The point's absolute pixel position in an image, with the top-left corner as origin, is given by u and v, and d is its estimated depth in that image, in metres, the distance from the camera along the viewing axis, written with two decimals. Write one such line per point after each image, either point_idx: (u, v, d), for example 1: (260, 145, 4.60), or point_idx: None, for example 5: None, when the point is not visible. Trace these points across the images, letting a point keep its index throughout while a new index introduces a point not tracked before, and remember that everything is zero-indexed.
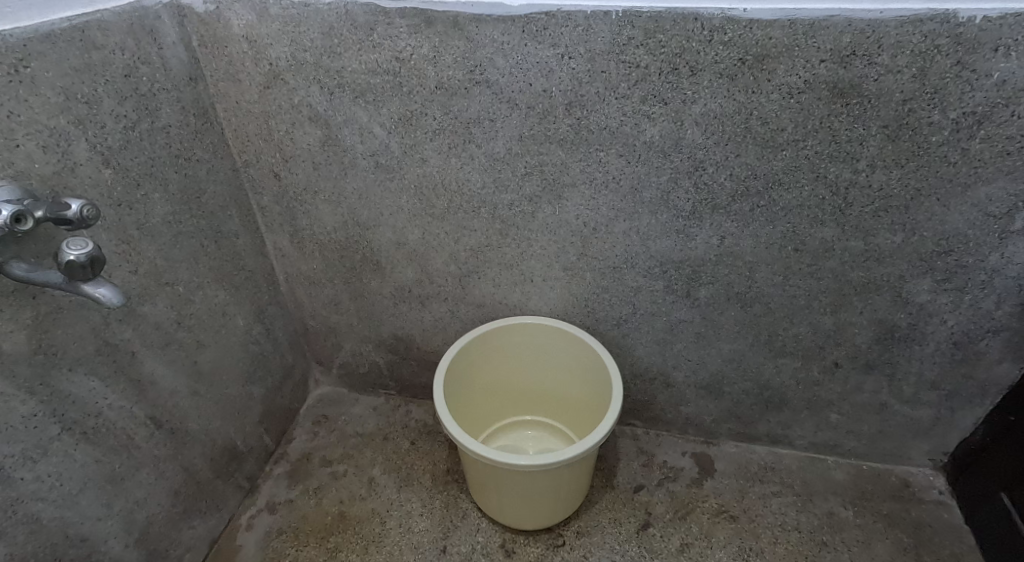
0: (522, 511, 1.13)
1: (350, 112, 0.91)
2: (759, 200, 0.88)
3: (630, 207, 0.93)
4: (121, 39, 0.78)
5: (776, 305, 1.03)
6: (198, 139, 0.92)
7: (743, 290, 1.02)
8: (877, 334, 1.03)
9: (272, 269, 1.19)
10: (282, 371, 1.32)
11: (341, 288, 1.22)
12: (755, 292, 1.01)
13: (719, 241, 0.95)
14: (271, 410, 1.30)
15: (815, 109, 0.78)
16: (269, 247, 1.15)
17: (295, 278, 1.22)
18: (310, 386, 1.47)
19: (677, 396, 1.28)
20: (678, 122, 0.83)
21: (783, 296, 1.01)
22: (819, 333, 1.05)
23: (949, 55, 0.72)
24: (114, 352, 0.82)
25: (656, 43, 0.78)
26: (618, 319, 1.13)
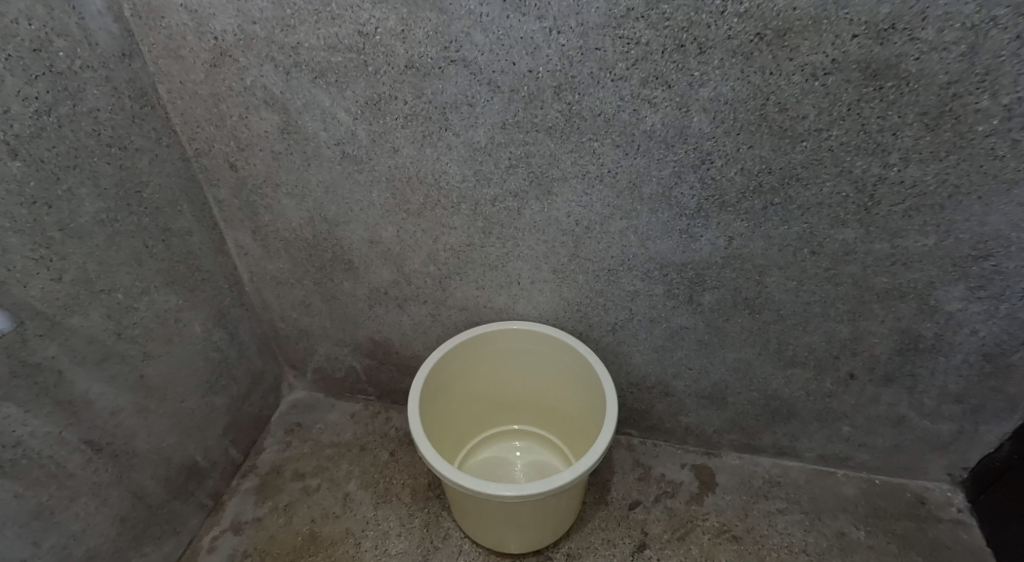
0: (508, 535, 1.04)
1: (310, 94, 0.81)
2: (773, 197, 0.78)
3: (627, 204, 0.83)
4: (28, 7, 0.67)
5: (787, 313, 0.93)
6: (136, 126, 0.82)
7: (751, 295, 0.92)
8: (899, 345, 0.93)
9: (234, 268, 1.09)
10: (250, 378, 1.22)
11: (311, 289, 1.12)
12: (765, 298, 0.92)
13: (727, 242, 0.85)
14: (237, 420, 1.20)
15: (843, 94, 0.68)
16: (230, 244, 1.05)
17: (261, 278, 1.11)
18: (283, 391, 1.37)
19: (676, 405, 1.18)
20: (683, 108, 0.72)
21: (796, 303, 0.91)
22: (834, 343, 0.96)
23: (1007, 30, 0.61)
24: (34, 372, 0.73)
25: (659, 15, 0.67)
26: (614, 325, 1.03)
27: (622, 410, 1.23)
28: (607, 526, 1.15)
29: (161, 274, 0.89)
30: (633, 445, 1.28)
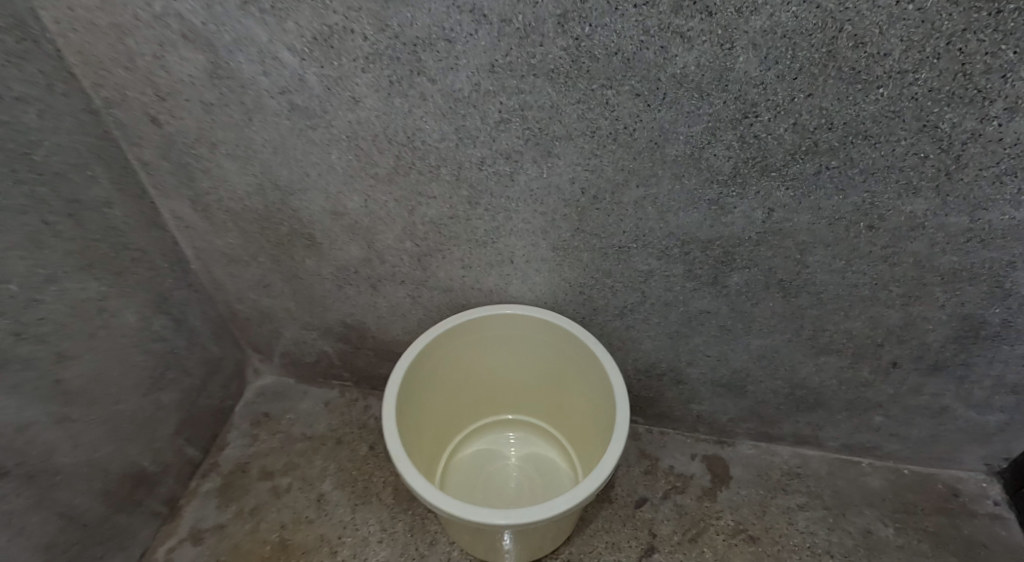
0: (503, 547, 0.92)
1: (241, 27, 0.63)
2: (829, 160, 0.62)
3: (646, 169, 0.68)
4: None
5: (829, 297, 0.79)
6: (18, 70, 0.64)
7: (788, 277, 0.77)
8: (957, 331, 0.79)
9: (174, 244, 0.92)
10: (205, 366, 1.07)
11: (268, 266, 0.96)
12: (805, 280, 0.77)
13: (766, 215, 0.70)
14: (192, 415, 1.05)
15: (942, 23, 0.51)
16: (167, 216, 0.88)
17: (208, 254, 0.95)
18: (247, 376, 1.22)
19: (688, 393, 1.05)
20: (725, 44, 0.56)
21: (841, 285, 0.76)
22: (878, 329, 0.82)
23: None
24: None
25: None
26: (622, 308, 0.88)
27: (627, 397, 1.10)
28: (610, 528, 1.03)
29: (73, 258, 0.73)
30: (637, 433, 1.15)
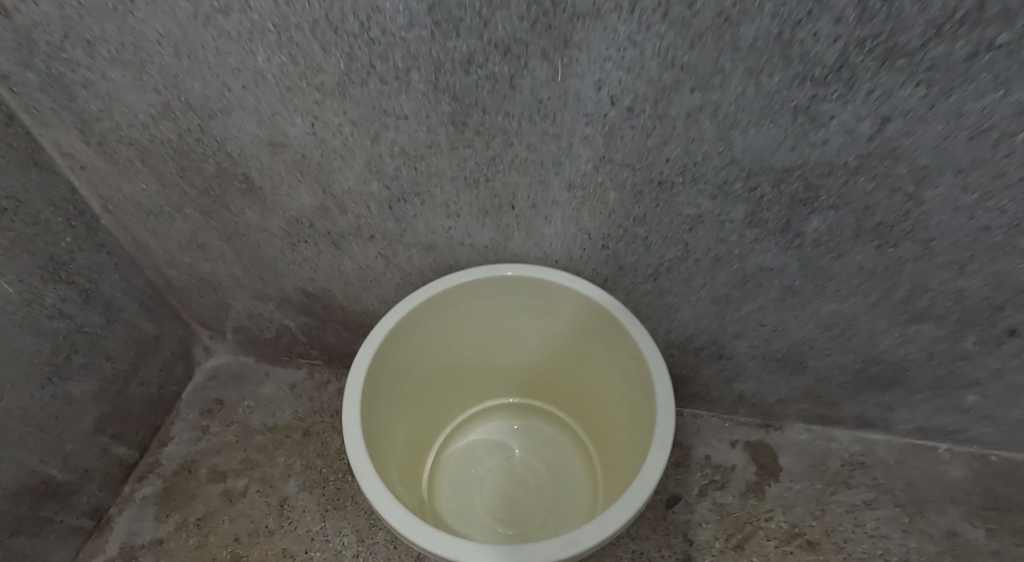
0: None
1: None
2: (998, 33, 0.43)
3: (709, 64, 0.48)
4: None
5: (940, 248, 0.59)
6: None
7: (890, 220, 0.57)
8: None
9: (73, 192, 0.73)
10: (137, 346, 0.87)
11: (199, 219, 0.75)
12: (912, 223, 0.57)
13: (875, 127, 0.50)
14: (122, 406, 0.86)
15: None
16: (56, 154, 0.69)
17: (121, 205, 0.74)
18: (197, 356, 1.02)
19: (730, 370, 0.84)
20: None
21: (962, 230, 0.56)
22: (998, 288, 0.62)
23: None
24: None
25: None
26: (655, 267, 0.69)
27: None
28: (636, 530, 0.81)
29: None
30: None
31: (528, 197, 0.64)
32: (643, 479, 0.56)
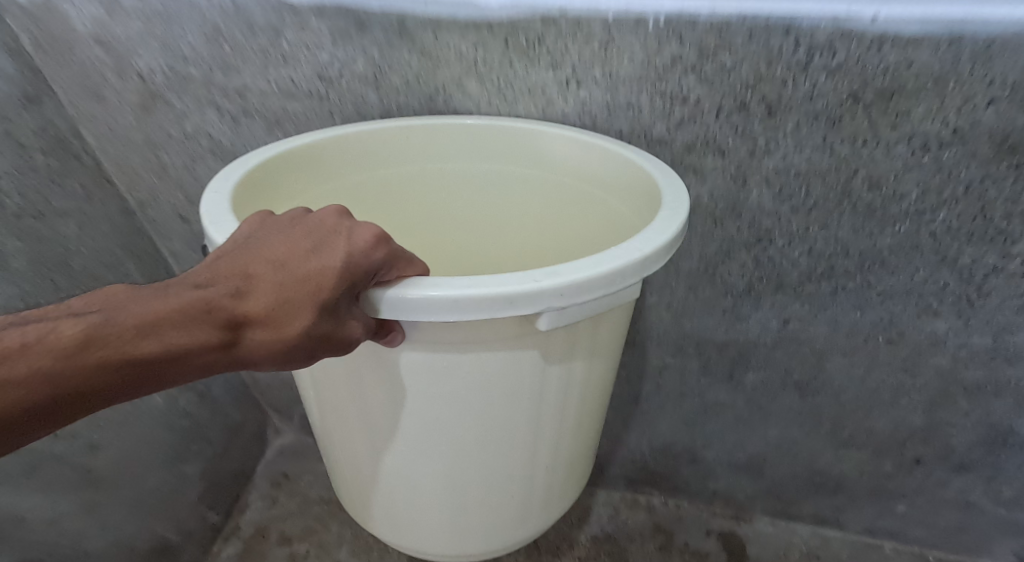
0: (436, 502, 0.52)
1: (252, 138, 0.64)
2: (845, 282, 0.61)
3: (659, 278, 0.67)
4: None
5: (848, 399, 0.76)
6: (58, 185, 0.66)
7: (805, 377, 0.75)
8: (982, 438, 0.77)
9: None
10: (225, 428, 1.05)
11: None
12: (822, 380, 0.75)
13: (782, 324, 0.69)
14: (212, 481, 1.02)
15: (962, 172, 0.49)
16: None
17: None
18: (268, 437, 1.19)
19: (702, 471, 0.97)
20: (739, 180, 0.54)
21: (859, 390, 0.74)
22: (902, 430, 0.79)
23: None
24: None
25: (716, 67, 0.48)
26: (634, 397, 0.84)
27: (638, 471, 0.99)
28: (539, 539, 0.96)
29: None
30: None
31: None
32: (622, 255, 0.40)
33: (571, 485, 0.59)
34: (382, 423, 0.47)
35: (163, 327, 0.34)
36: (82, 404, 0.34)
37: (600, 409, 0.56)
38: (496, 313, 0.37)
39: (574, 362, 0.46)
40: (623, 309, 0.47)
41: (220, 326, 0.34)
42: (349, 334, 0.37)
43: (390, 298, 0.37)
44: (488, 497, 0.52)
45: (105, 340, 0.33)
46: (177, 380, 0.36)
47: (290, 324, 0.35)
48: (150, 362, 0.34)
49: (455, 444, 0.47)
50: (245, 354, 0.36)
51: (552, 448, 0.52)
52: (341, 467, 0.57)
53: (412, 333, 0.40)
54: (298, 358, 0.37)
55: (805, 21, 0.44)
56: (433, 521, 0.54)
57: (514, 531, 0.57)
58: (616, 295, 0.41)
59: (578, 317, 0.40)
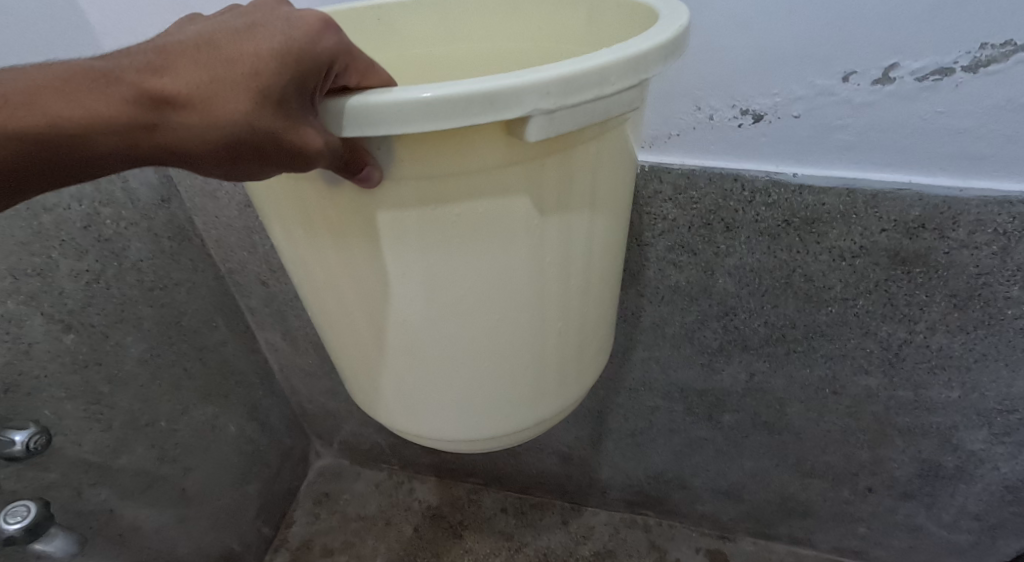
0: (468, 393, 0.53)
1: None
2: (796, 346, 0.75)
3: (648, 338, 0.80)
4: (77, 190, 0.70)
5: (807, 436, 0.88)
6: (175, 262, 0.85)
7: (772, 419, 0.87)
8: (920, 469, 0.87)
9: (264, 361, 1.06)
10: (279, 456, 1.15)
11: (318, 385, 1.09)
12: (785, 422, 0.87)
13: (748, 376, 0.81)
14: (267, 504, 1.12)
15: (870, 273, 0.65)
16: (262, 340, 1.03)
17: (290, 368, 1.06)
18: (309, 458, 1.26)
19: (691, 496, 1.07)
20: (708, 271, 0.71)
21: (816, 429, 0.86)
22: (854, 463, 0.91)
23: None
24: (88, 520, 0.77)
25: (688, 199, 0.65)
26: (632, 432, 0.96)
27: (636, 493, 1.09)
28: (547, 553, 1.09)
29: (198, 390, 0.91)
30: (557, 510, 1.16)
31: None
32: (601, 55, 0.38)
33: (575, 377, 0.58)
34: (377, 290, 0.46)
35: (79, 113, 0.35)
36: (39, 170, 0.37)
37: (605, 279, 0.54)
38: (476, 119, 0.35)
39: (571, 214, 0.45)
40: (617, 140, 0.45)
41: (140, 104, 0.34)
42: (300, 140, 0.36)
43: (362, 105, 0.35)
44: (496, 370, 0.51)
45: (39, 126, 0.35)
46: (103, 156, 0.36)
47: (214, 107, 0.34)
48: (80, 143, 0.36)
49: (453, 305, 0.46)
50: (174, 143, 0.35)
51: (561, 308, 0.50)
52: (351, 364, 0.57)
53: (393, 170, 0.39)
54: (243, 155, 0.36)
55: (748, 174, 0.62)
56: (438, 402, 0.53)
57: (532, 409, 0.55)
58: (610, 100, 0.39)
59: (567, 128, 0.38)
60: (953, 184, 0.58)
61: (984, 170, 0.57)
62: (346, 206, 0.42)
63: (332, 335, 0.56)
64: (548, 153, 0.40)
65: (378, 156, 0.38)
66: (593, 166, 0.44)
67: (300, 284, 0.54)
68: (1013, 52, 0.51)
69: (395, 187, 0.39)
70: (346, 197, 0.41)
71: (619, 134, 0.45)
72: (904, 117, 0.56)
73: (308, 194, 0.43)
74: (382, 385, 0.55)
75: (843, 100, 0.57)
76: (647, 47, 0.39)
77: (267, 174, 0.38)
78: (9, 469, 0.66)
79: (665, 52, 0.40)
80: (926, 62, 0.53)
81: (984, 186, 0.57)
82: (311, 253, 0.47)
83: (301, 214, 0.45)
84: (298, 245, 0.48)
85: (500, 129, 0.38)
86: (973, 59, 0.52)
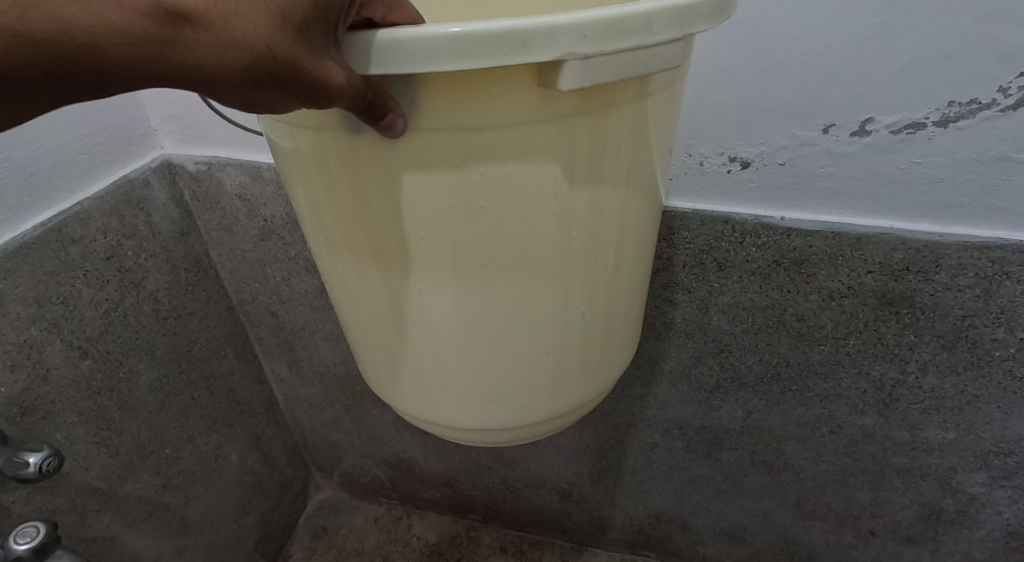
0: (483, 383, 0.50)
1: None
2: (791, 384, 0.76)
3: (646, 374, 0.82)
4: (103, 223, 0.75)
5: (807, 477, 0.86)
6: (190, 292, 0.88)
7: (770, 458, 0.85)
8: (922, 513, 0.83)
9: (269, 391, 1.08)
10: (279, 488, 1.15)
11: (320, 416, 1.10)
12: (784, 461, 0.85)
13: (746, 415, 0.81)
14: (265, 536, 1.12)
15: (859, 313, 0.67)
16: (267, 370, 1.05)
17: (294, 399, 1.08)
18: (309, 491, 1.26)
19: (691, 537, 1.03)
20: (703, 309, 0.73)
21: (815, 470, 0.84)
22: (855, 506, 0.86)
23: (1021, 282, 0.60)
24: (89, 547, 0.78)
25: (681, 239, 0.69)
26: (632, 469, 0.95)
27: (636, 534, 1.07)
28: None
29: (204, 418, 0.93)
30: (556, 549, 1.14)
31: None
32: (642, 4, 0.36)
33: (596, 373, 0.55)
34: (398, 254, 0.44)
35: (82, 19, 0.29)
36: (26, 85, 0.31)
37: (634, 267, 0.51)
38: (508, 60, 0.33)
39: (602, 188, 0.42)
40: (656, 108, 0.42)
41: (150, 14, 0.29)
42: (321, 73, 0.32)
43: (388, 38, 0.33)
44: (516, 352, 0.48)
45: (30, 25, 0.29)
46: (108, 80, 0.31)
47: (232, 25, 0.30)
48: (77, 55, 0.30)
49: (475, 279, 0.43)
50: (181, 62, 0.30)
51: (587, 290, 0.48)
52: (366, 340, 0.54)
53: (422, 119, 0.37)
54: (260, 83, 0.32)
55: (737, 217, 0.65)
56: (455, 383, 0.50)
57: (547, 403, 0.53)
58: (649, 53, 0.37)
59: (602, 79, 0.36)
60: (933, 229, 0.61)
61: (962, 217, 0.60)
62: (367, 158, 0.40)
63: (348, 308, 0.53)
64: (582, 113, 0.38)
65: (402, 103, 0.37)
66: (630, 136, 0.41)
67: (318, 251, 0.51)
68: (979, 110, 0.55)
69: (423, 135, 0.37)
70: (368, 146, 0.39)
71: (659, 104, 0.42)
72: (883, 167, 0.60)
73: (331, 145, 0.40)
74: (398, 362, 0.52)
75: (825, 150, 0.60)
76: (687, 1, 0.37)
77: (282, 109, 0.34)
78: (20, 493, 0.68)
79: (704, 12, 0.39)
80: (899, 117, 0.57)
81: (962, 232, 0.60)
82: (330, 212, 0.45)
83: (322, 170, 0.42)
84: (317, 204, 0.46)
85: (530, 75, 0.36)
86: (943, 115, 0.56)
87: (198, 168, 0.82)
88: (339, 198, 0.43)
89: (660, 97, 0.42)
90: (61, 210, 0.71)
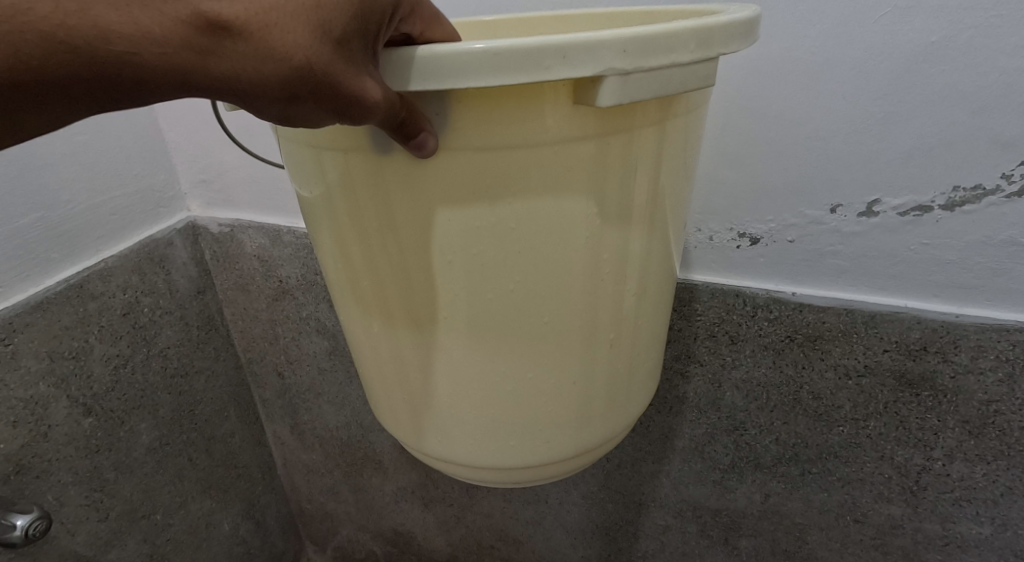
0: (509, 415, 0.49)
1: None
2: (810, 466, 0.72)
3: (656, 451, 0.79)
4: (124, 279, 0.77)
5: None
6: (199, 350, 0.89)
7: (792, 548, 0.80)
8: None
9: (269, 454, 1.06)
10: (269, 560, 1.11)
11: (320, 482, 1.07)
12: (807, 552, 0.79)
13: (764, 498, 0.77)
14: None
15: (877, 394, 0.65)
16: (269, 433, 1.04)
17: (294, 463, 1.07)
18: None
19: None
20: (716, 383, 0.71)
21: None
22: None
23: None
24: None
25: (691, 310, 0.68)
26: (643, 554, 0.90)
27: None
28: None
29: (199, 481, 0.92)
30: None
31: (551, 496, 0.92)
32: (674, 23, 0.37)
33: (621, 408, 0.54)
34: (422, 280, 0.44)
35: (122, 27, 0.29)
36: (58, 92, 0.31)
37: (662, 295, 0.51)
38: (546, 74, 0.34)
39: (633, 211, 0.43)
40: (679, 138, 0.43)
41: (191, 23, 0.30)
42: (358, 88, 0.33)
43: (428, 54, 0.33)
44: (542, 385, 0.47)
45: (70, 30, 0.29)
46: (145, 89, 0.32)
47: (272, 36, 0.30)
48: (116, 64, 0.30)
49: (502, 302, 0.43)
50: (219, 72, 0.31)
51: (615, 317, 0.47)
52: (382, 375, 0.53)
53: (453, 138, 0.38)
54: (297, 96, 0.32)
55: (748, 291, 0.65)
56: (478, 417, 0.49)
57: (575, 437, 0.51)
58: (686, 70, 0.38)
59: (640, 96, 0.36)
60: (948, 310, 0.59)
61: (977, 298, 0.58)
62: (394, 182, 0.40)
63: (365, 345, 0.53)
64: (613, 134, 0.39)
65: (435, 122, 0.37)
66: (656, 164, 0.42)
67: (337, 286, 0.52)
68: (983, 195, 0.54)
69: (453, 156, 0.38)
70: (396, 168, 0.40)
71: (683, 132, 0.43)
72: (892, 247, 0.59)
73: (358, 168, 0.41)
74: (416, 398, 0.51)
75: (834, 229, 0.60)
76: (721, 22, 0.39)
77: (318, 125, 0.35)
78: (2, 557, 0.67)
79: (739, 33, 0.40)
80: (905, 200, 0.57)
81: (979, 314, 0.58)
82: (354, 240, 0.45)
83: (348, 196, 0.43)
84: (340, 233, 0.46)
85: (568, 96, 0.37)
86: (949, 199, 0.56)
87: (220, 231, 0.85)
88: (364, 225, 0.44)
89: (684, 122, 0.43)
90: (84, 267, 0.73)
